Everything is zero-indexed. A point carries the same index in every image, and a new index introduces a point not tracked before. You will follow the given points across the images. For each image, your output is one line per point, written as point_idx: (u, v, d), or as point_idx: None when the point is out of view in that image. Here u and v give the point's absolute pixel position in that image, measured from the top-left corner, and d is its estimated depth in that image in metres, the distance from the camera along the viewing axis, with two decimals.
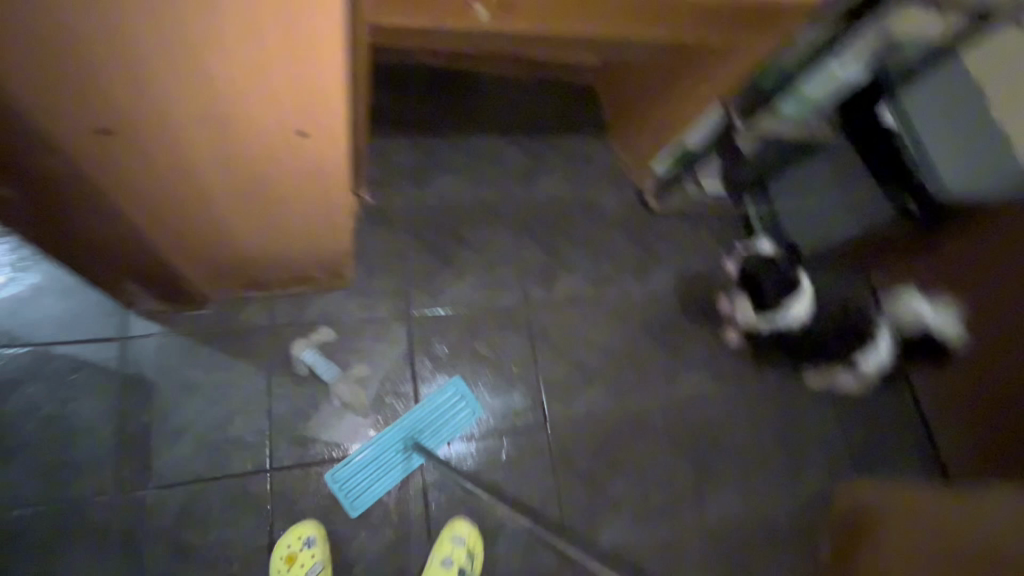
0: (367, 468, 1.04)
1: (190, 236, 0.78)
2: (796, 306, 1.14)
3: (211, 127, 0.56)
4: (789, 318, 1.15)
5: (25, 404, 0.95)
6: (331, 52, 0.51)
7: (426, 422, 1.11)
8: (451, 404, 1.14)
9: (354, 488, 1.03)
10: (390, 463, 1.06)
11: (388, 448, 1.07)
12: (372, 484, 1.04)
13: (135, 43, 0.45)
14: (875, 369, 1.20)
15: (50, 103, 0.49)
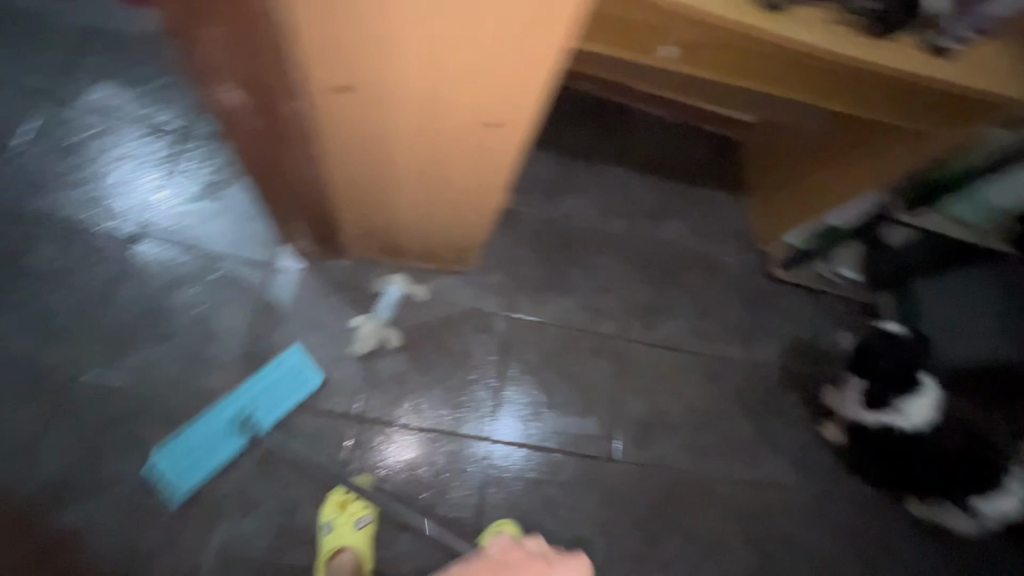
0: (197, 448, 0.99)
1: (360, 196, 0.89)
2: (915, 406, 1.06)
3: (420, 104, 0.65)
4: (903, 415, 1.07)
5: (185, 300, 1.11)
6: (551, 54, 0.56)
7: (262, 395, 1.04)
8: (291, 374, 1.07)
9: (183, 468, 0.98)
10: (218, 440, 1.00)
11: (216, 425, 1.00)
12: (205, 460, 0.99)
13: (396, 27, 0.54)
14: (996, 515, 1.06)
15: (313, 63, 0.60)
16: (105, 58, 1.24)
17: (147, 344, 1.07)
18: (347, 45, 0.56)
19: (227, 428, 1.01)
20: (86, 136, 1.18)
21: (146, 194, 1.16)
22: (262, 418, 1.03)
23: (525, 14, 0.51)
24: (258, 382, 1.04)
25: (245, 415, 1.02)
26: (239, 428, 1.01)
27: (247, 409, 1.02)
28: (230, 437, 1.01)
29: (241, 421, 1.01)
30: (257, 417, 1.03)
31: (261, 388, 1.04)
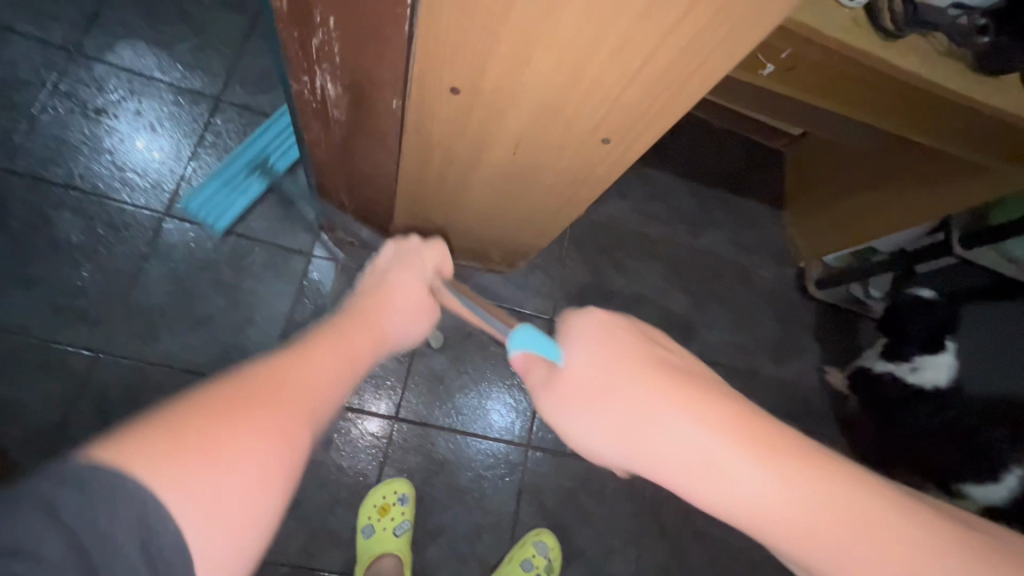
0: (224, 190, 1.07)
1: (427, 194, 0.84)
2: (930, 363, 1.09)
3: (533, 115, 0.60)
4: (922, 375, 1.10)
5: (218, 284, 1.05)
6: (700, 80, 0.51)
7: (274, 143, 1.11)
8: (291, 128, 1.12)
9: (215, 207, 1.06)
10: (241, 184, 1.08)
11: (236, 171, 1.08)
12: (231, 202, 1.07)
13: (539, 41, 0.49)
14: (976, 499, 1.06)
15: (430, 65, 0.54)
16: (133, 13, 1.14)
17: (177, 330, 1.01)
18: (479, 47, 0.51)
19: (247, 172, 1.09)
20: (113, 99, 1.09)
21: (177, 167, 1.09)
22: (277, 164, 1.10)
23: (688, 38, 0.46)
24: (270, 132, 1.11)
25: (260, 159, 1.09)
26: (257, 173, 1.09)
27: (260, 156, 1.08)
28: (250, 181, 1.09)
29: (257, 165, 1.09)
30: (272, 162, 1.10)
31: (274, 138, 1.11)
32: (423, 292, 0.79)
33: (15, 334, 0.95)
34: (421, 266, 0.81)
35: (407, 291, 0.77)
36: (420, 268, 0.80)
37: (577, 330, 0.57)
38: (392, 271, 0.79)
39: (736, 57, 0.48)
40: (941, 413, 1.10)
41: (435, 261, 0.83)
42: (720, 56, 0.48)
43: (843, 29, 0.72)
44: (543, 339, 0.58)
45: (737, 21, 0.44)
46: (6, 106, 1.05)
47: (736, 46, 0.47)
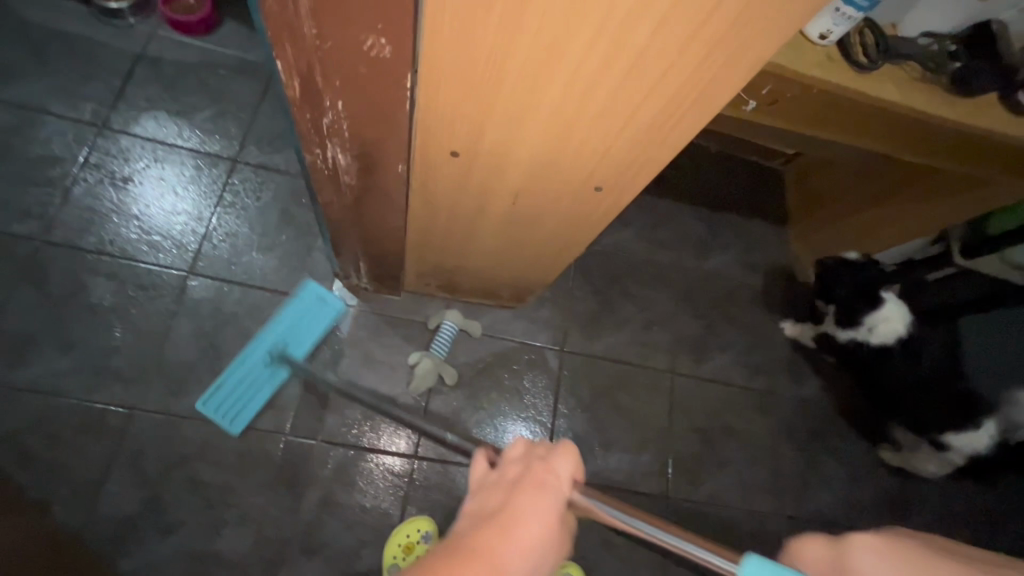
0: (240, 391, 1.03)
1: (435, 242, 0.88)
2: (878, 320, 1.04)
3: (529, 172, 0.64)
4: (875, 333, 1.05)
5: (242, 335, 1.10)
6: (684, 130, 0.54)
7: (289, 327, 1.06)
8: (309, 305, 1.08)
9: (233, 407, 1.03)
10: (257, 376, 1.04)
11: (254, 365, 1.04)
12: (250, 397, 1.03)
13: (529, 110, 0.54)
14: (964, 452, 1.03)
15: (431, 130, 0.59)
16: (155, 88, 1.23)
17: (204, 383, 1.06)
18: (476, 114, 0.55)
19: (265, 364, 1.04)
20: (139, 169, 1.17)
21: (199, 227, 1.15)
22: (295, 348, 1.06)
23: (666, 101, 0.51)
24: (287, 317, 1.05)
25: (277, 348, 1.04)
26: (275, 362, 1.05)
27: (277, 344, 1.04)
28: (269, 372, 1.05)
29: (274, 354, 1.04)
30: (289, 348, 1.05)
31: (287, 322, 1.06)
32: (553, 524, 0.56)
33: (54, 396, 1.00)
34: (557, 482, 0.60)
35: (536, 526, 0.55)
36: (554, 488, 0.58)
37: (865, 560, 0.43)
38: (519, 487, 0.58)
39: (715, 108, 0.51)
40: (919, 366, 1.04)
41: (570, 474, 0.61)
42: (700, 106, 0.51)
43: (817, 64, 0.77)
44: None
45: (712, 75, 0.48)
46: (42, 183, 1.12)
47: (714, 98, 0.50)
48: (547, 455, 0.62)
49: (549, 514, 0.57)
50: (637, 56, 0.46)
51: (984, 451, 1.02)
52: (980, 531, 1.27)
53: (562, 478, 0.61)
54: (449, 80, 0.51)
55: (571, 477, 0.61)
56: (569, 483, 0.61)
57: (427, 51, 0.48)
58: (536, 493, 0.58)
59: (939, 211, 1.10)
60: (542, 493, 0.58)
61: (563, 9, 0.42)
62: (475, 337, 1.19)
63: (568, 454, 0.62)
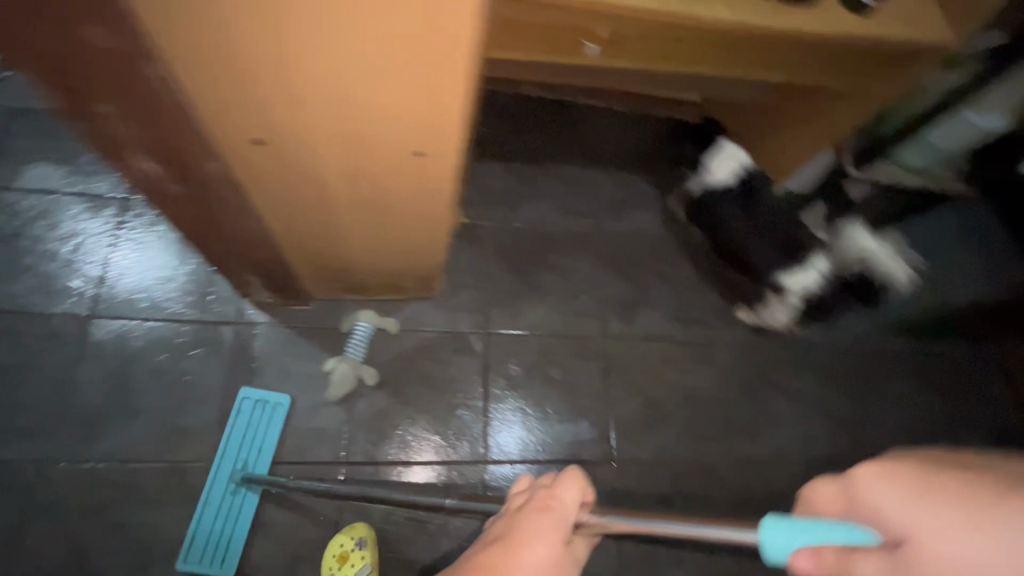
0: (219, 527, 1.00)
1: (307, 243, 0.87)
2: (721, 166, 1.15)
3: (339, 144, 0.62)
4: (716, 178, 1.15)
5: (152, 370, 1.09)
6: (458, 72, 0.52)
7: (246, 446, 1.05)
8: (257, 415, 1.08)
9: (219, 546, 0.99)
10: (230, 508, 1.01)
11: (221, 495, 1.01)
12: (231, 533, 0.99)
13: (295, 75, 0.52)
14: (801, 292, 1.12)
15: (217, 115, 0.57)
16: (33, 139, 1.21)
17: (118, 424, 1.05)
18: (247, 89, 0.53)
19: (231, 492, 1.01)
20: (25, 222, 1.15)
21: (94, 270, 1.13)
22: (257, 467, 1.04)
23: (422, 43, 0.49)
24: (240, 437, 1.05)
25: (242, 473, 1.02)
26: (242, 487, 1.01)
27: (237, 467, 1.03)
28: (241, 500, 1.01)
29: (237, 480, 1.02)
30: (250, 468, 1.04)
31: (240, 442, 1.05)
32: (555, 544, 0.59)
33: None
34: (561, 507, 0.62)
35: (541, 547, 0.58)
36: (557, 515, 0.61)
37: (881, 492, 0.42)
38: (522, 513, 0.62)
39: (472, 41, 0.49)
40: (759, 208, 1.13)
41: (577, 498, 0.63)
42: (456, 43, 0.49)
43: None
44: (818, 528, 0.44)
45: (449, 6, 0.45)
46: None
47: (468, 30, 0.48)
48: (552, 484, 0.65)
49: (553, 538, 0.59)
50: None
51: (816, 287, 1.11)
52: (936, 439, 1.26)
53: (566, 503, 0.62)
54: (193, 52, 0.49)
55: (578, 501, 0.63)
56: (575, 508, 0.63)
57: (148, 25, 0.45)
58: (539, 516, 0.61)
59: (829, 131, 1.07)
60: (543, 517, 0.60)
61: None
62: (393, 334, 1.18)
63: (573, 478, 0.65)
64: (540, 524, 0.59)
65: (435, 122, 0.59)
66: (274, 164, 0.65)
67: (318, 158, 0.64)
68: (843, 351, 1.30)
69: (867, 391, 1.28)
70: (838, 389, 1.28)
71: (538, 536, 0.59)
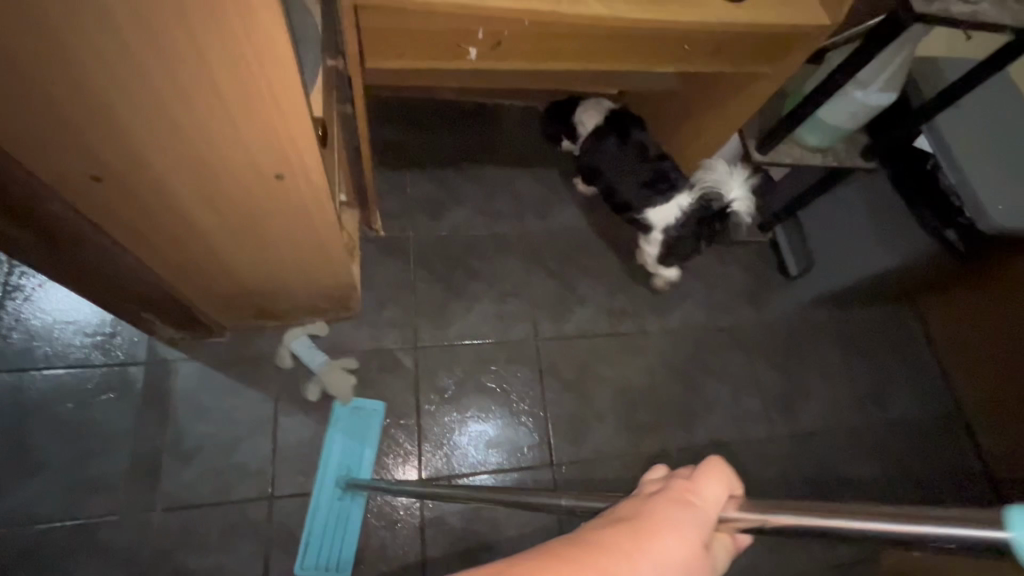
0: (328, 535, 1.02)
1: (195, 275, 0.82)
2: (586, 116, 1.24)
3: (191, 174, 0.60)
4: (582, 127, 1.24)
5: (54, 421, 1.03)
6: (288, 82, 0.51)
7: (347, 453, 1.08)
8: (356, 420, 1.11)
9: (328, 556, 1.01)
10: (339, 514, 1.03)
11: (329, 501, 1.04)
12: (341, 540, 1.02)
13: (112, 109, 0.49)
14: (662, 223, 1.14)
15: (42, 156, 0.54)
16: None
17: (20, 483, 0.99)
18: (63, 128, 0.50)
19: (338, 497, 1.04)
20: None
21: None
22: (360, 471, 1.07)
23: (241, 63, 0.48)
24: (337, 441, 1.08)
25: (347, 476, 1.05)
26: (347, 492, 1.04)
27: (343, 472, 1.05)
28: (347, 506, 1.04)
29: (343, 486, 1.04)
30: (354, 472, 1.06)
31: (346, 446, 1.08)
32: (692, 564, 0.34)
33: None
34: (702, 508, 0.38)
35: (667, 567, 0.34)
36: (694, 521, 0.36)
37: None
38: (643, 505, 0.38)
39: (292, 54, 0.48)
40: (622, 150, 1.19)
41: (724, 494, 0.38)
42: (275, 58, 0.48)
43: None
44: None
45: (249, 13, 0.44)
46: None
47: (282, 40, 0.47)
48: (688, 473, 0.40)
49: (685, 554, 0.35)
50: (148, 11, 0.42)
51: (675, 216, 1.13)
52: (865, 407, 1.29)
53: (711, 501, 0.38)
54: None
55: (726, 497, 0.39)
56: (721, 505, 0.38)
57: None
58: (661, 513, 0.36)
59: (730, 117, 1.09)
60: (675, 510, 0.37)
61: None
62: (324, 336, 1.15)
63: (717, 468, 0.40)
64: (675, 528, 0.35)
65: (285, 141, 0.58)
66: (126, 199, 0.62)
67: (173, 188, 0.61)
68: (771, 330, 1.33)
69: (798, 365, 1.31)
70: (770, 368, 1.30)
71: (674, 531, 0.35)
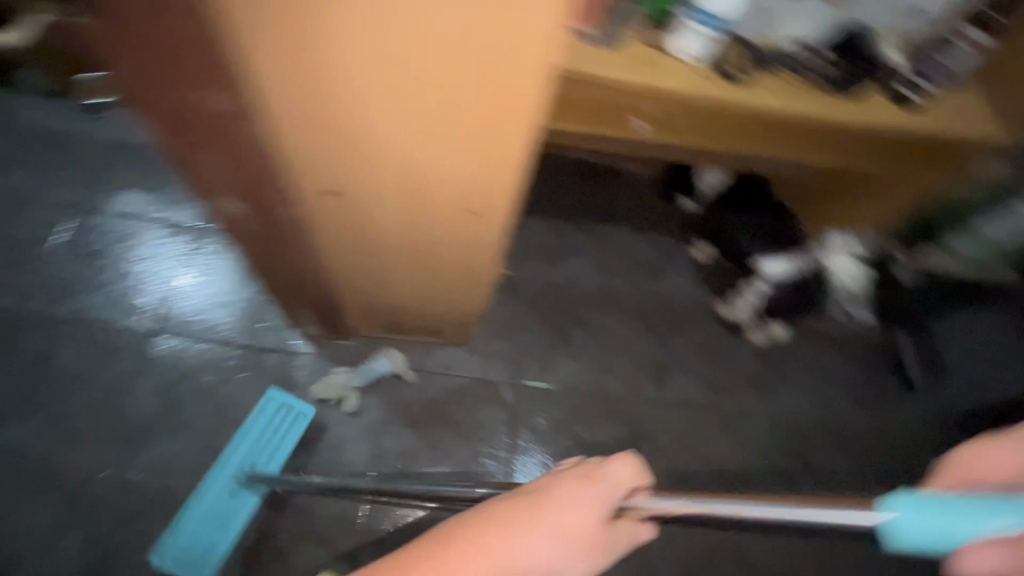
0: (211, 527, 1.01)
1: (358, 284, 0.92)
2: (709, 177, 1.35)
3: (400, 201, 0.68)
4: (705, 184, 1.35)
5: (199, 390, 1.16)
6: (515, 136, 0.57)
7: (257, 447, 1.06)
8: (278, 416, 1.09)
9: (197, 549, 1.00)
10: (227, 507, 1.03)
11: (221, 493, 1.03)
12: (217, 534, 1.01)
13: (367, 143, 0.58)
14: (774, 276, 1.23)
15: (294, 172, 0.63)
16: (128, 169, 1.33)
17: (163, 440, 1.11)
18: (322, 151, 0.60)
19: (230, 493, 1.03)
20: (109, 241, 1.26)
21: (161, 290, 1.22)
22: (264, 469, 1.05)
23: (486, 121, 0.55)
24: (248, 435, 1.06)
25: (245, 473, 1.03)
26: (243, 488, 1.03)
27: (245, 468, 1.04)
28: (235, 502, 1.03)
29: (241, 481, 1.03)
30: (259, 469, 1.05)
31: (253, 440, 1.06)
32: (591, 517, 0.54)
33: (17, 459, 1.08)
34: (607, 482, 0.57)
35: (573, 516, 0.53)
36: (600, 489, 0.56)
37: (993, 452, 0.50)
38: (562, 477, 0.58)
39: (530, 121, 0.55)
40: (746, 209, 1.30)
41: (626, 477, 0.59)
42: (516, 122, 0.55)
43: (690, 83, 0.81)
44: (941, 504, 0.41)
45: (509, 79, 0.50)
46: (22, 261, 1.22)
47: (524, 106, 0.53)
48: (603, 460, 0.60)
49: (588, 510, 0.54)
50: (430, 70, 0.49)
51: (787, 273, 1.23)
52: None
53: (614, 481, 0.58)
54: (281, 118, 0.55)
55: (627, 480, 0.58)
56: (622, 486, 0.58)
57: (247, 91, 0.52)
58: (577, 482, 0.56)
59: None
60: (586, 483, 0.56)
61: (346, 38, 0.46)
62: (437, 357, 1.23)
63: (626, 459, 0.60)
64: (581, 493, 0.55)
65: (489, 186, 0.64)
66: (340, 213, 0.71)
67: (380, 210, 0.70)
68: (885, 440, 1.25)
69: (909, 484, 1.22)
70: (880, 479, 1.21)
71: (578, 498, 0.55)
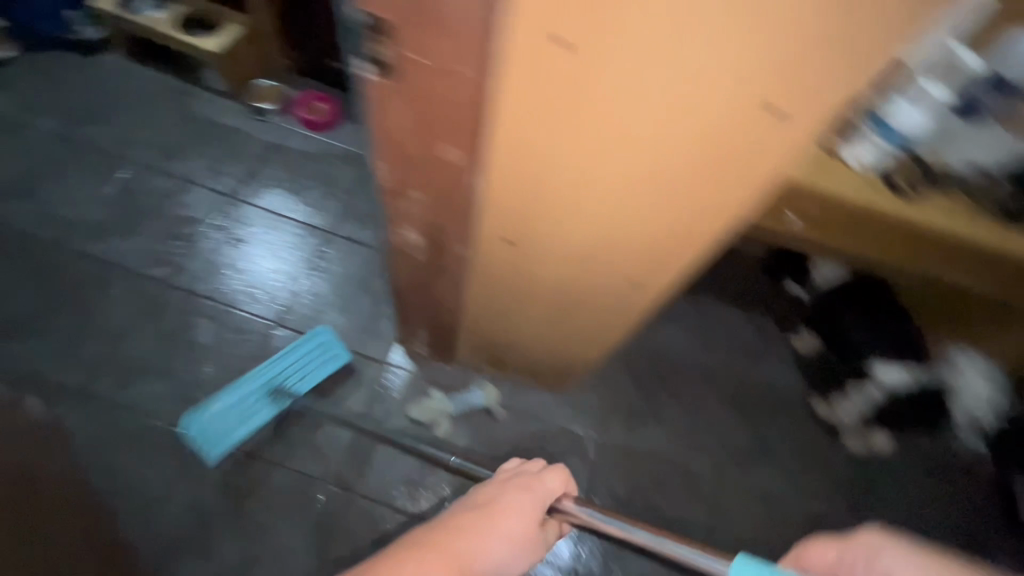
0: (226, 418, 1.13)
1: (488, 319, 0.98)
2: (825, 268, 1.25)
3: (573, 260, 0.73)
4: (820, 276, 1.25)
5: None
6: (712, 222, 0.60)
7: (291, 366, 1.19)
8: (320, 351, 1.22)
9: (212, 436, 1.12)
10: (249, 407, 1.15)
11: (252, 398, 1.15)
12: (238, 425, 1.14)
13: (571, 212, 0.63)
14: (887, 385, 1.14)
15: (489, 224, 0.69)
16: (279, 167, 1.44)
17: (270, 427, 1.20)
18: (525, 212, 0.65)
19: (257, 397, 1.16)
20: (252, 232, 1.37)
21: (289, 286, 1.32)
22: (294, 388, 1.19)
23: (691, 212, 0.59)
24: (287, 357, 1.18)
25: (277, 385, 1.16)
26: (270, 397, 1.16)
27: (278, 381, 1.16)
28: (260, 405, 1.16)
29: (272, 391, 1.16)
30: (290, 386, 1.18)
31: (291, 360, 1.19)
32: (530, 513, 0.81)
33: (148, 418, 1.20)
34: (542, 488, 0.85)
35: (518, 512, 0.80)
36: (538, 492, 0.84)
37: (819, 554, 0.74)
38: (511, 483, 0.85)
39: (732, 216, 0.59)
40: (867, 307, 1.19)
41: (556, 485, 0.87)
42: (719, 216, 0.59)
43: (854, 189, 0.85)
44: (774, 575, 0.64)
45: (732, 179, 0.53)
46: (178, 237, 1.36)
47: (734, 206, 0.57)
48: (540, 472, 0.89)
49: (529, 505, 0.81)
50: (661, 164, 0.52)
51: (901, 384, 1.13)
52: None
53: (547, 487, 0.86)
54: (503, 181, 0.61)
55: (556, 487, 0.87)
56: (552, 491, 0.86)
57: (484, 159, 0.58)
58: (521, 487, 0.84)
59: None
60: (527, 488, 0.84)
61: (601, 135, 0.51)
62: (529, 398, 1.26)
63: (555, 471, 0.89)
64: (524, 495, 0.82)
65: (664, 263, 0.69)
66: (509, 260, 0.77)
67: (549, 265, 0.76)
68: None
69: None
70: None
71: (520, 496, 0.82)
